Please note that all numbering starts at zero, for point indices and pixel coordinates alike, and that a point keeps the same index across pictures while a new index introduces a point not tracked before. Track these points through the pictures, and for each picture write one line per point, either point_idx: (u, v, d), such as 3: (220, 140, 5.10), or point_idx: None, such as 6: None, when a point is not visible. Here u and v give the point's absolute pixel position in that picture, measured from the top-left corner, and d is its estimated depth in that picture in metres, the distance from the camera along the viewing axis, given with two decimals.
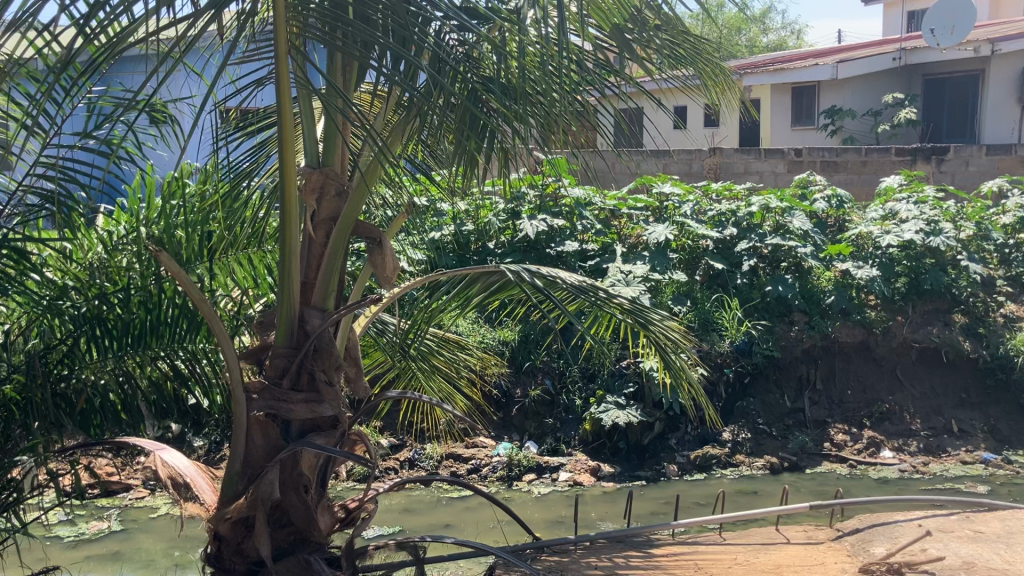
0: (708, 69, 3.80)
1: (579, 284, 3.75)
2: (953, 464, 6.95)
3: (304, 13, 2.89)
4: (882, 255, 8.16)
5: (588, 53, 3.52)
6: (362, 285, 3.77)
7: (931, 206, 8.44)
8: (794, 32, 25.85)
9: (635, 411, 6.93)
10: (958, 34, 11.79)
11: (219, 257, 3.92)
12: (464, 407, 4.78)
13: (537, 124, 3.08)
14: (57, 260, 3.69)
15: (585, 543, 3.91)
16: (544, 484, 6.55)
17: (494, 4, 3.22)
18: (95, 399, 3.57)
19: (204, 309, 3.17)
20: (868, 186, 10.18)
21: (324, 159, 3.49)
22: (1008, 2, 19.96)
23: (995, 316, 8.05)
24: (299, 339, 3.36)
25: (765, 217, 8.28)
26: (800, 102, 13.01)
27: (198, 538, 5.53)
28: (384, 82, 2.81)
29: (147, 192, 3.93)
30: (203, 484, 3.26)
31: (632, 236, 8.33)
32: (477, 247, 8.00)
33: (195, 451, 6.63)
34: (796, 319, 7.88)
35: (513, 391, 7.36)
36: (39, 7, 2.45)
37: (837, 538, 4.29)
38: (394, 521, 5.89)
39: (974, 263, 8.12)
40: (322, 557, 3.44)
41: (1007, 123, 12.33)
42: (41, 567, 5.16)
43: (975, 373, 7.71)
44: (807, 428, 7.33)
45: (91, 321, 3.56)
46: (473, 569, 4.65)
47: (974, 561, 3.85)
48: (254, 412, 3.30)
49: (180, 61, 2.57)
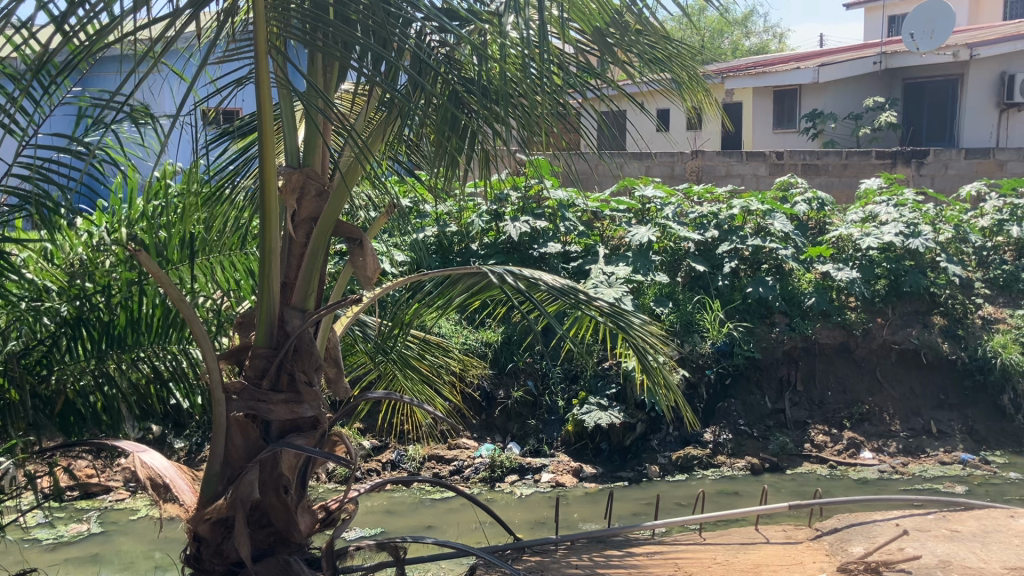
0: (685, 75, 3.80)
1: (559, 286, 3.75)
2: (931, 464, 7.01)
3: (284, 14, 2.88)
4: (862, 257, 8.25)
5: (569, 55, 3.61)
6: (343, 285, 3.75)
7: (910, 208, 8.62)
8: (776, 35, 26.19)
9: (618, 412, 6.94)
10: (937, 39, 12.02)
11: (201, 259, 3.92)
12: (444, 408, 4.78)
13: (518, 125, 3.08)
14: (36, 260, 3.67)
15: (566, 543, 3.93)
16: (527, 484, 6.57)
17: (473, 6, 3.19)
18: (75, 400, 3.55)
19: (181, 309, 3.12)
20: (849, 189, 10.27)
21: (305, 159, 3.48)
22: (986, 6, 20.26)
23: (974, 317, 8.15)
24: (279, 339, 3.35)
25: (746, 219, 8.40)
26: (782, 105, 13.07)
27: (178, 539, 5.50)
28: (364, 82, 2.81)
29: (129, 192, 3.95)
30: (182, 485, 3.32)
31: (615, 238, 8.51)
32: (460, 248, 8.13)
33: (176, 452, 6.57)
34: (777, 320, 7.92)
35: (495, 392, 7.38)
36: (15, 6, 2.42)
37: (815, 538, 4.32)
38: (376, 522, 5.89)
39: (953, 265, 8.24)
40: (302, 558, 3.43)
41: (985, 128, 12.47)
42: (18, 569, 5.08)
43: (954, 375, 7.79)
44: (787, 428, 7.37)
45: (71, 323, 3.56)
46: (454, 569, 4.68)
47: (950, 559, 3.89)
48: (234, 412, 3.28)
49: (160, 59, 2.54)
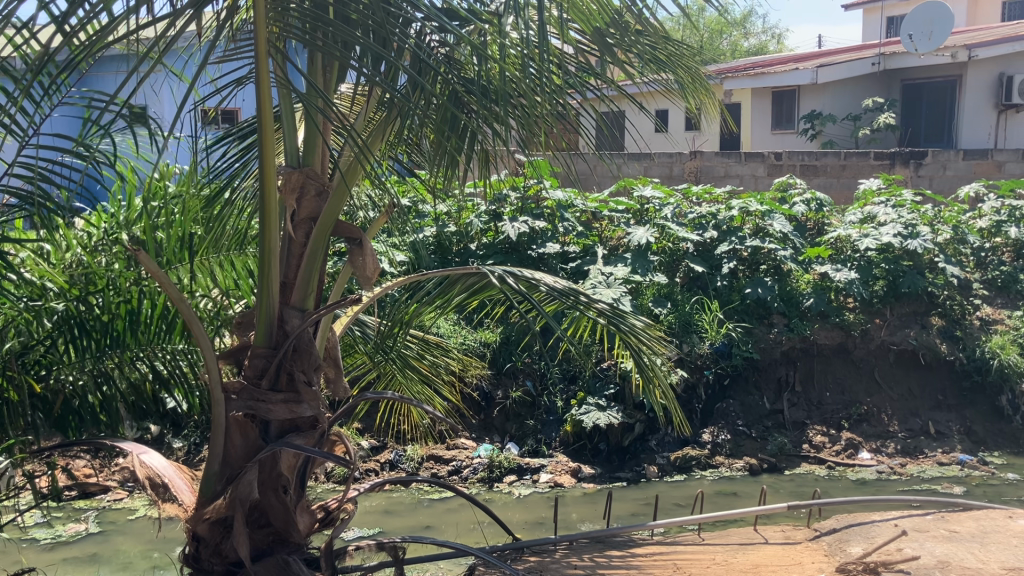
0: (686, 75, 3.81)
1: (558, 287, 3.76)
2: (930, 465, 7.02)
3: (283, 13, 2.88)
4: (860, 258, 8.27)
5: (569, 55, 3.62)
6: (342, 285, 3.75)
7: (909, 210, 8.63)
8: (774, 36, 26.17)
9: (616, 413, 6.94)
10: (935, 40, 12.06)
11: (200, 260, 3.92)
12: (442, 408, 4.78)
13: (518, 124, 3.10)
14: (34, 260, 3.66)
15: (566, 543, 3.94)
16: (525, 485, 6.57)
17: (473, 6, 3.20)
18: (74, 400, 3.54)
19: (181, 309, 3.12)
20: (848, 190, 10.29)
21: (305, 159, 3.49)
22: (984, 8, 20.30)
23: (972, 319, 8.17)
24: (279, 339, 3.35)
25: (745, 220, 8.41)
26: (780, 106, 13.10)
27: (176, 539, 5.50)
28: (364, 82, 2.81)
29: (126, 192, 3.94)
30: (181, 484, 3.32)
31: (613, 238, 8.51)
32: (459, 249, 8.11)
33: (174, 452, 6.56)
34: (776, 321, 7.92)
35: (494, 393, 7.38)
36: (15, 4, 2.42)
37: (814, 539, 4.33)
38: (374, 522, 5.90)
39: (951, 266, 8.26)
40: (301, 558, 3.42)
41: (983, 129, 12.48)
42: (17, 569, 5.08)
43: (952, 376, 7.80)
44: (786, 429, 7.37)
45: (69, 323, 3.55)
46: (453, 569, 4.68)
47: (949, 560, 3.90)
48: (233, 413, 3.28)
49: (160, 60, 2.53)
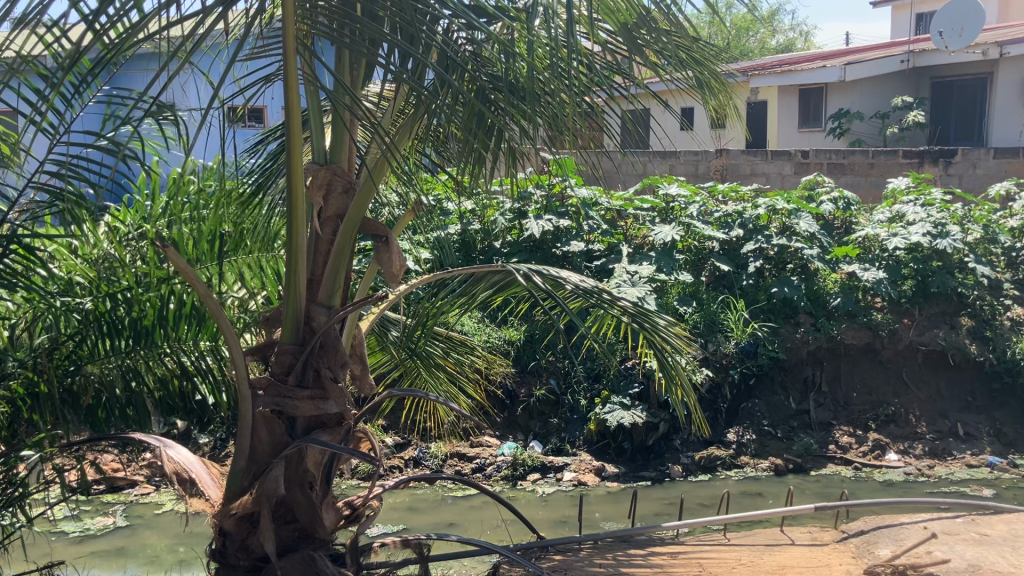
0: (708, 75, 3.74)
1: (584, 286, 3.73)
2: (958, 467, 6.91)
3: (311, 12, 2.88)
4: (889, 258, 8.18)
5: (597, 54, 3.57)
6: (367, 284, 3.77)
7: (939, 209, 8.52)
8: (801, 33, 25.82)
9: (641, 411, 6.91)
10: (966, 36, 11.82)
11: (229, 258, 3.95)
12: (468, 406, 4.78)
13: (545, 124, 3.12)
14: (65, 254, 3.71)
15: (591, 543, 3.91)
16: (548, 483, 6.55)
17: (502, 3, 3.12)
18: (102, 395, 3.58)
19: (209, 304, 3.13)
20: (876, 189, 10.17)
21: (331, 157, 3.51)
22: (1016, 4, 19.98)
23: (1002, 319, 7.97)
24: (305, 336, 3.36)
25: (771, 219, 8.34)
26: (807, 104, 13.01)
27: (203, 534, 5.54)
28: (391, 78, 2.80)
29: (155, 188, 3.97)
30: (208, 480, 3.36)
31: (638, 236, 8.41)
32: (483, 247, 8.13)
33: (201, 447, 6.64)
34: (802, 320, 7.85)
35: (518, 391, 7.38)
36: (47, 4, 2.44)
37: (842, 540, 4.29)
38: (398, 519, 5.90)
39: (982, 266, 8.11)
40: (327, 554, 3.43)
41: (1015, 126, 12.23)
42: (46, 561, 5.15)
43: (981, 377, 7.68)
44: (812, 429, 7.31)
45: (97, 319, 3.58)
46: (477, 567, 4.67)
47: (980, 563, 3.83)
48: (260, 408, 3.30)
49: (186, 59, 2.53)
